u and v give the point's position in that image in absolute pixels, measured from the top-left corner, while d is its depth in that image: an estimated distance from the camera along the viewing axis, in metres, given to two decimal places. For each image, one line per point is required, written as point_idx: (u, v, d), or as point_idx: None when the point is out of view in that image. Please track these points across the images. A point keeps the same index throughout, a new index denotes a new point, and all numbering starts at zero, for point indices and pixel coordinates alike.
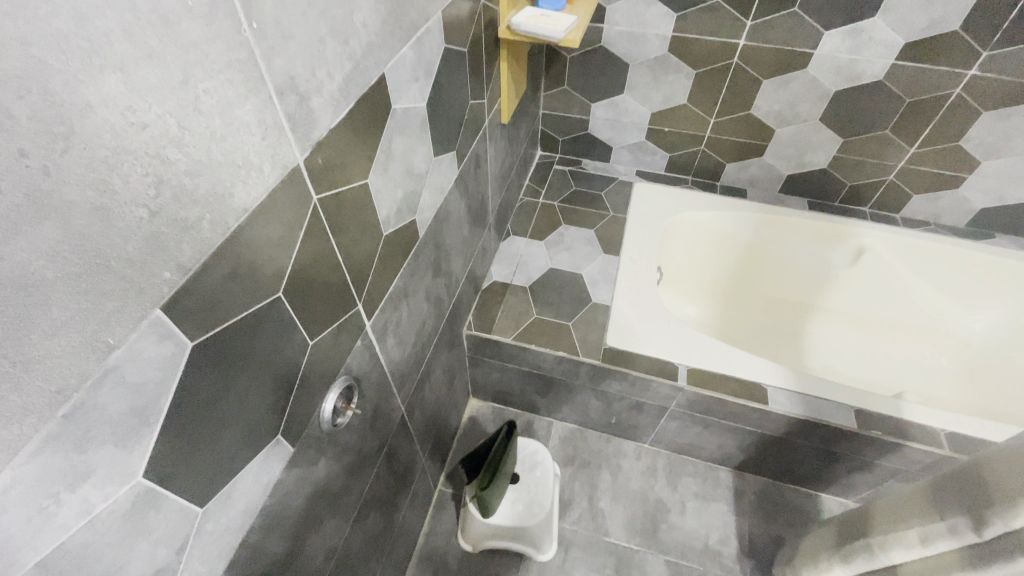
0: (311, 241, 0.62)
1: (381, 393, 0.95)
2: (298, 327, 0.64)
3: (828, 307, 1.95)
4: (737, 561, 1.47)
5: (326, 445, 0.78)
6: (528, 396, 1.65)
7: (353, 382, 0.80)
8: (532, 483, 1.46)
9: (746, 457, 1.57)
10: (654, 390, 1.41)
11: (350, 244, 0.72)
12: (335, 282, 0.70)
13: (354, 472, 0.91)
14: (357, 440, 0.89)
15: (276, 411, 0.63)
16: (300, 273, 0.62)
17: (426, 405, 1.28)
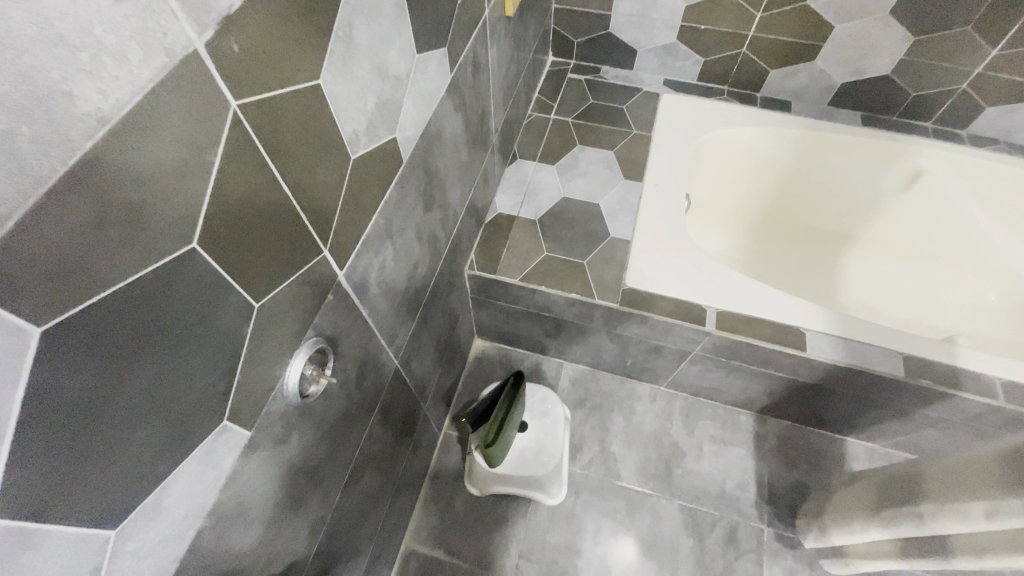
0: (235, 168, 0.45)
1: (366, 349, 0.80)
2: (233, 287, 0.48)
3: (869, 237, 1.75)
4: (755, 507, 1.40)
5: (297, 417, 0.65)
6: (537, 337, 1.52)
7: (324, 343, 0.66)
8: (541, 431, 1.36)
9: (772, 401, 1.45)
10: (677, 335, 1.27)
11: (302, 172, 0.54)
12: (283, 223, 0.53)
13: (340, 439, 0.79)
14: (339, 405, 0.76)
15: (217, 394, 0.49)
16: (224, 215, 0.44)
17: (425, 354, 1.15)
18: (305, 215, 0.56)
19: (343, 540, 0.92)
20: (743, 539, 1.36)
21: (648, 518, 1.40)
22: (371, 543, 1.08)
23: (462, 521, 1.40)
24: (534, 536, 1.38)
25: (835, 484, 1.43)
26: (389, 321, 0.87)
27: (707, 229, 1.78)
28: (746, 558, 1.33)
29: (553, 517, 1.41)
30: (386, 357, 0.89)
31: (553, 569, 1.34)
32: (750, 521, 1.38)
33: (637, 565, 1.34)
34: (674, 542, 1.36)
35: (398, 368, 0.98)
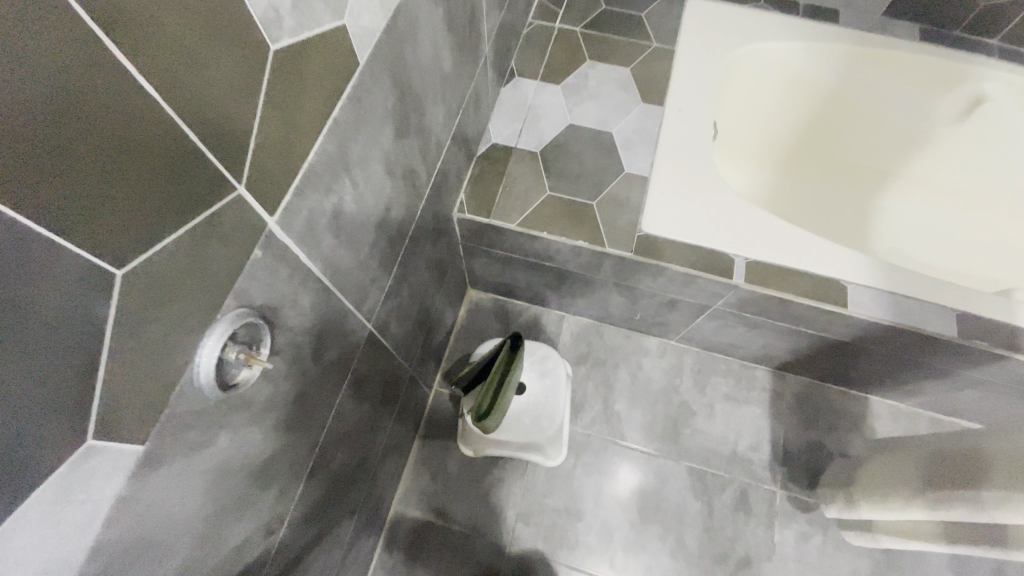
0: (19, 37, 0.25)
1: (322, 315, 0.63)
2: (60, 247, 0.30)
3: (910, 175, 1.55)
4: (768, 469, 1.30)
5: (221, 412, 0.49)
6: (535, 287, 1.35)
7: (254, 316, 0.49)
8: (539, 393, 1.21)
9: (794, 358, 1.31)
10: (698, 287, 1.11)
11: (178, 64, 0.34)
12: (154, 147, 0.34)
13: (295, 424, 0.64)
14: (291, 386, 0.61)
15: (59, 407, 0.33)
16: (10, 126, 0.26)
17: (409, 312, 0.98)
18: (195, 135, 0.37)
19: (313, 528, 0.79)
20: (754, 503, 1.26)
21: (654, 480, 1.30)
22: (351, 520, 0.97)
23: (454, 484, 1.30)
24: (531, 500, 1.29)
25: (855, 445, 1.32)
26: (355, 279, 0.70)
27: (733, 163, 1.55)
28: (757, 522, 1.25)
29: (552, 480, 1.30)
30: (353, 321, 0.73)
31: (551, 533, 1.25)
32: (762, 485, 1.28)
33: (640, 529, 1.25)
34: (681, 505, 1.27)
35: (373, 334, 0.82)
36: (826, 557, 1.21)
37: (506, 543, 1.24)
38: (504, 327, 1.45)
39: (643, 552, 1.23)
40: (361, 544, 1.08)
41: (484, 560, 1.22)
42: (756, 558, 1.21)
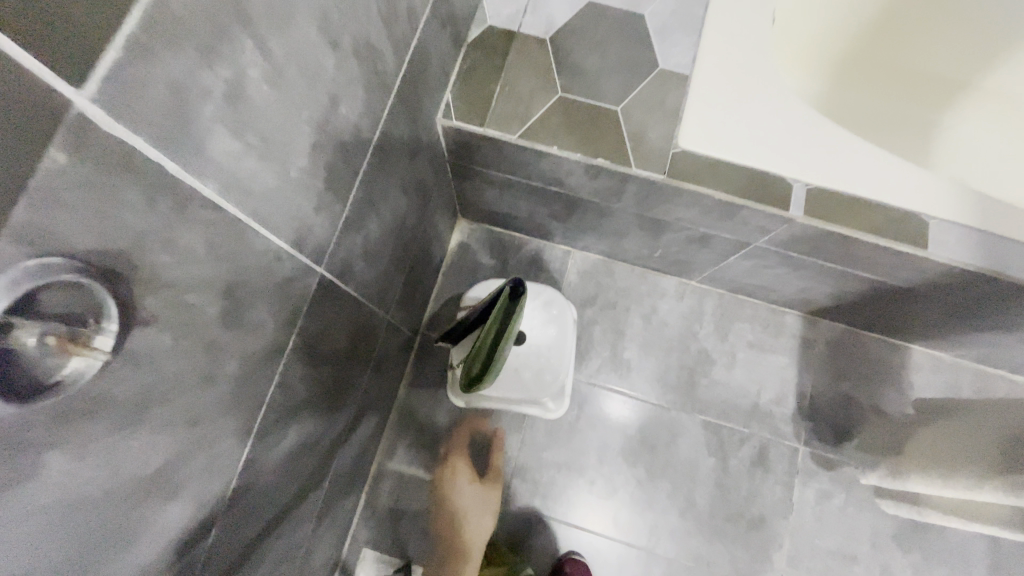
0: None
1: (233, 256, 0.43)
2: None
3: (1005, 93, 1.25)
4: (791, 424, 1.17)
5: (39, 423, 0.30)
6: (537, 217, 1.14)
7: (81, 274, 0.29)
8: (541, 344, 1.02)
9: (835, 304, 1.14)
10: (741, 220, 0.90)
11: None
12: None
13: (211, 409, 0.46)
14: (191, 361, 0.41)
15: None
16: None
17: (384, 248, 0.78)
18: None
19: (264, 517, 0.63)
20: (774, 459, 1.14)
21: (665, 435, 1.16)
22: (321, 491, 0.82)
23: (442, 438, 1.17)
24: (528, 455, 1.16)
25: (890, 399, 1.19)
26: (289, 203, 0.48)
27: (787, 67, 1.21)
28: (775, 480, 1.13)
29: (552, 433, 1.17)
30: (294, 263, 0.52)
31: (550, 489, 1.14)
32: (784, 440, 1.16)
33: (647, 486, 1.13)
34: (693, 462, 1.14)
35: (329, 278, 0.62)
36: (847, 516, 1.11)
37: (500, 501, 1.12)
38: (501, 263, 1.26)
39: (650, 510, 1.11)
40: (337, 508, 0.95)
41: None
42: (771, 517, 1.10)
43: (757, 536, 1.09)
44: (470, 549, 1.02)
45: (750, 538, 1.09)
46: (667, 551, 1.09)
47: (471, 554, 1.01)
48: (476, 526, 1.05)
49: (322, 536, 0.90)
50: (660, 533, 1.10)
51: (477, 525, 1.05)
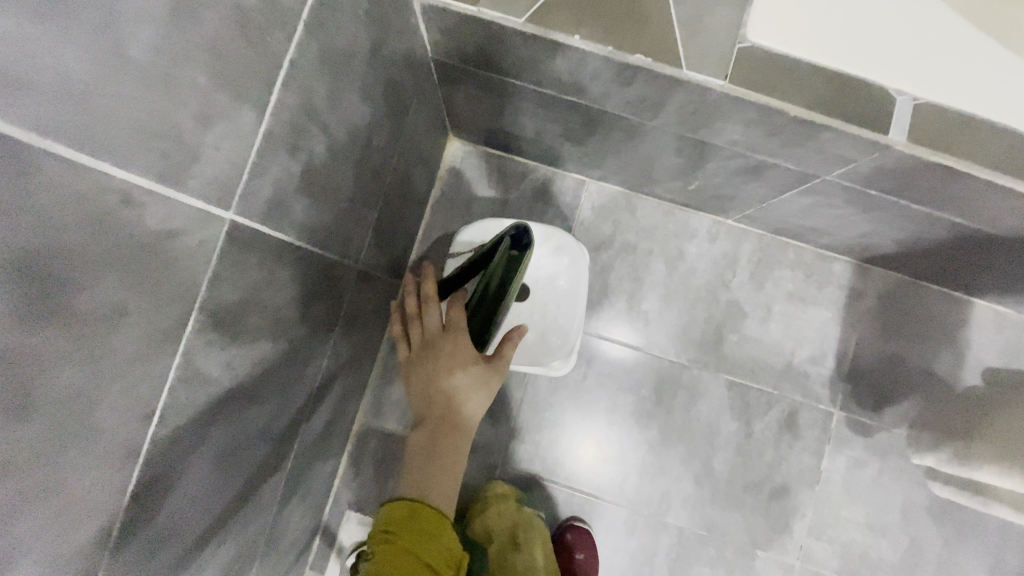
0: None
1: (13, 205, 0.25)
2: None
3: None
4: (828, 386, 1.03)
5: None
6: (546, 137, 0.91)
7: None
8: (549, 302, 0.85)
9: (899, 251, 0.95)
10: (817, 145, 0.69)
11: None
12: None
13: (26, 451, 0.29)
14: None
15: None
16: None
17: (343, 179, 0.58)
18: None
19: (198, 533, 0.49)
20: (805, 425, 1.02)
21: (683, 396, 1.03)
22: (286, 474, 0.69)
23: None
24: (529, 414, 1.03)
25: (941, 361, 1.04)
26: (110, 109, 0.29)
27: None
28: (803, 447, 1.01)
29: (557, 391, 1.03)
30: (166, 211, 0.33)
31: (553, 452, 1.02)
32: (818, 404, 1.02)
33: (661, 452, 1.01)
34: (714, 426, 1.02)
35: (251, 226, 0.43)
36: (879, 487, 1.00)
37: (497, 464, 1.01)
38: (501, 194, 1.05)
39: (662, 477, 1.01)
40: (311, 480, 0.83)
41: (469, 482, 1.00)
42: (795, 486, 1.00)
43: (778, 506, 1.00)
44: (461, 428, 0.68)
45: (770, 507, 1.00)
46: (679, 519, 1.00)
47: (464, 440, 0.68)
48: (471, 399, 0.69)
49: (294, 513, 0.78)
50: (672, 501, 1.00)
51: (473, 397, 0.69)
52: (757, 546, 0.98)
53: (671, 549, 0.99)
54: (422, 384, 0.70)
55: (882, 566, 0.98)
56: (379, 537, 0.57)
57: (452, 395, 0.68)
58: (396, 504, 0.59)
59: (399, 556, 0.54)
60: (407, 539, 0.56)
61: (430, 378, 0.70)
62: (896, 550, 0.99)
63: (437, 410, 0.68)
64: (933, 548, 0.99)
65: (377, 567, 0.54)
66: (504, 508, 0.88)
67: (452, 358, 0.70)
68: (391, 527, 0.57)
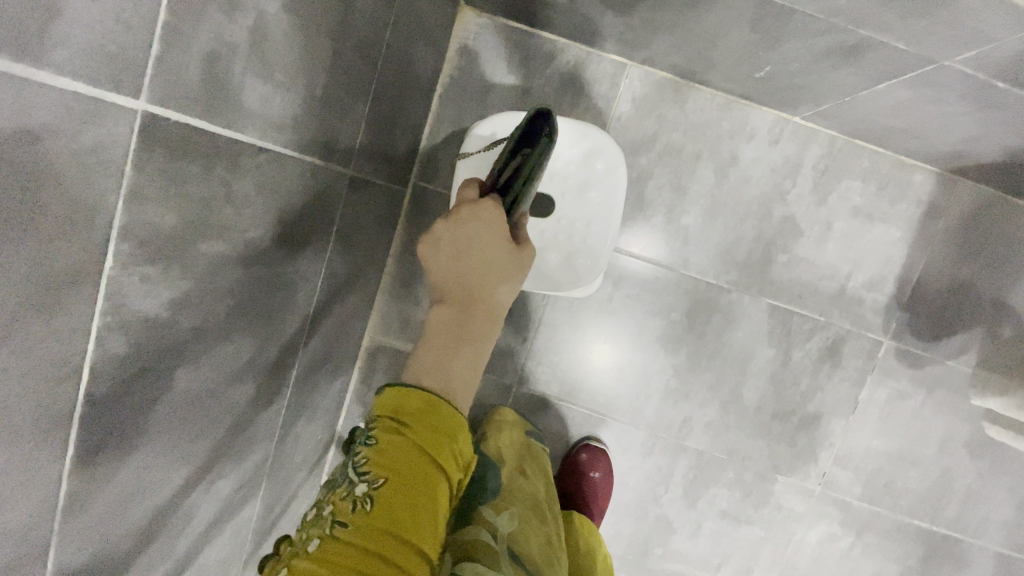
0: None
1: None
2: None
3: None
4: (882, 314, 0.93)
5: None
6: (583, 4, 0.72)
7: None
8: (578, 220, 0.73)
9: (1005, 161, 0.79)
10: (950, 13, 0.51)
11: None
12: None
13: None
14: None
15: None
16: None
17: (317, 56, 0.44)
18: None
19: (184, 477, 0.45)
20: (848, 354, 0.93)
21: (718, 320, 0.94)
22: (287, 400, 0.64)
23: None
24: (549, 335, 0.96)
25: (1018, 289, 0.92)
26: None
27: None
28: (843, 377, 0.94)
29: (579, 312, 0.95)
30: (23, 102, 0.22)
31: (572, 374, 0.97)
32: (867, 332, 0.93)
33: (687, 377, 0.96)
34: (749, 352, 0.94)
35: (180, 120, 0.31)
36: (919, 419, 0.94)
37: (513, 384, 0.97)
38: (524, 81, 0.88)
39: (685, 402, 0.96)
40: (320, 399, 0.79)
41: (483, 400, 0.97)
42: (827, 415, 0.95)
43: (806, 435, 0.95)
44: (491, 310, 0.54)
45: (797, 435, 0.96)
46: (699, 443, 0.97)
47: (492, 327, 0.53)
48: (505, 278, 0.55)
49: (303, 433, 0.76)
50: (693, 425, 0.96)
51: (507, 278, 0.55)
52: (777, 471, 0.96)
53: (688, 470, 0.97)
54: (446, 253, 0.54)
55: (906, 495, 0.96)
56: (386, 422, 0.43)
57: (486, 270, 0.54)
58: (408, 389, 0.45)
59: (407, 452, 0.41)
60: (417, 433, 0.43)
61: (457, 244, 0.54)
62: (924, 480, 0.95)
63: (464, 284, 0.53)
64: (964, 480, 0.95)
65: (378, 458, 0.41)
66: (515, 436, 0.84)
67: (485, 225, 0.55)
68: (400, 416, 0.44)
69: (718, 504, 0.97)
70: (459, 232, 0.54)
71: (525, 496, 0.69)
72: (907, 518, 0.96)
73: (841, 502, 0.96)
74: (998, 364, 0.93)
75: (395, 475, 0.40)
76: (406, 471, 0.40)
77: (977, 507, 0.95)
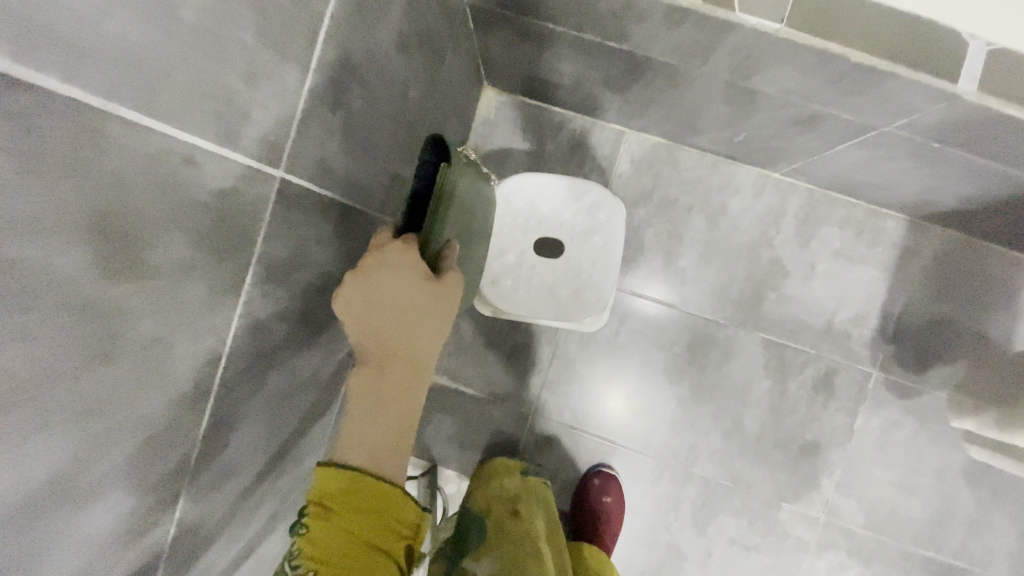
0: None
1: (120, 173, 0.27)
2: None
3: None
4: (869, 347, 1.01)
5: None
6: (587, 86, 0.88)
7: None
8: (584, 260, 0.85)
9: (962, 209, 0.90)
10: (882, 92, 0.64)
11: None
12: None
13: (110, 397, 0.32)
14: (31, 348, 0.26)
15: None
16: None
17: (380, 135, 0.58)
18: None
19: (260, 465, 0.55)
20: (841, 385, 1.01)
21: (717, 353, 1.03)
22: (335, 416, 0.74)
23: (469, 346, 1.06)
24: (562, 367, 1.05)
25: (995, 324, 1.00)
26: (181, 71, 0.30)
27: None
28: (838, 407, 1.01)
29: (589, 346, 1.05)
30: (225, 171, 0.35)
31: (583, 405, 1.05)
32: (857, 365, 1.01)
33: (691, 407, 1.03)
34: (747, 384, 1.02)
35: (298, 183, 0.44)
36: (914, 448, 1.00)
37: (529, 413, 1.06)
38: (537, 146, 1.03)
39: (690, 431, 1.03)
40: None
41: (502, 429, 1.06)
42: (826, 444, 1.01)
43: (807, 463, 1.01)
44: (416, 363, 0.50)
45: (799, 464, 1.01)
46: (706, 471, 1.03)
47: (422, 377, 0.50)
48: (427, 326, 0.50)
49: None
50: (700, 453, 1.03)
51: (432, 326, 0.51)
52: (782, 499, 1.01)
53: (696, 498, 1.03)
54: (360, 309, 0.48)
55: (909, 524, 0.99)
56: (315, 509, 0.43)
57: (406, 325, 0.49)
58: (333, 470, 0.44)
59: (340, 540, 0.42)
60: (348, 519, 0.43)
61: (371, 299, 0.48)
62: (925, 509, 0.99)
63: (382, 342, 0.49)
64: (965, 509, 0.99)
65: (312, 550, 0.41)
66: (508, 480, 0.90)
67: (394, 270, 0.49)
68: (329, 502, 0.44)
69: (726, 531, 1.02)
70: (368, 288, 0.48)
71: (517, 529, 0.76)
72: (913, 547, 0.99)
73: (847, 531, 1.00)
74: (985, 395, 0.99)
75: (326, 564, 0.41)
76: (340, 561, 0.41)
77: (981, 536, 0.98)
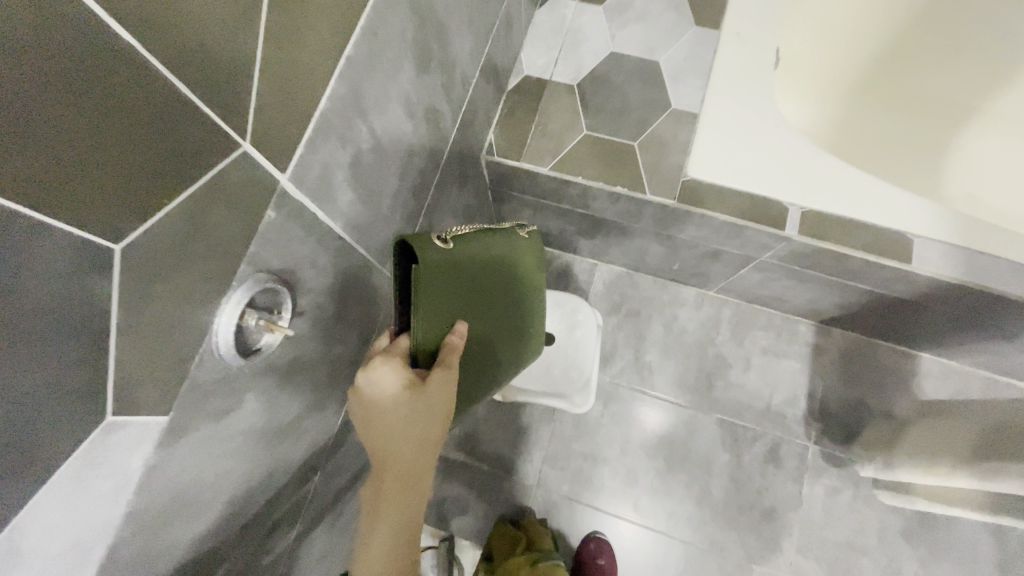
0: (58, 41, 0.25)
1: (351, 273, 0.63)
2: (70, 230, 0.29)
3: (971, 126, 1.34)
4: (803, 424, 1.27)
5: (262, 373, 0.50)
6: (567, 234, 1.30)
7: (277, 281, 0.47)
8: (569, 346, 1.17)
9: (843, 313, 1.24)
10: (747, 237, 1.03)
11: (193, 58, 0.32)
12: (156, 113, 0.31)
13: (319, 384, 0.63)
14: (310, 350, 0.58)
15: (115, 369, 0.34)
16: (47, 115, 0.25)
17: None
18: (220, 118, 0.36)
19: (349, 474, 0.81)
20: (785, 457, 1.24)
21: (682, 430, 1.28)
22: None
23: (483, 428, 1.33)
24: (559, 445, 1.30)
25: (899, 403, 1.27)
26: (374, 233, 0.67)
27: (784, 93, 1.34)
28: (786, 475, 1.23)
29: (580, 427, 1.31)
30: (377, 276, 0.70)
31: (577, 478, 1.27)
32: (795, 439, 1.26)
33: (666, 478, 1.25)
34: (710, 456, 1.26)
35: None
36: (855, 511, 1.20)
37: (533, 485, 1.27)
38: None
39: (668, 499, 1.24)
40: None
41: (510, 500, 1.27)
42: (781, 509, 1.21)
43: (769, 527, 1.20)
44: (406, 477, 0.61)
45: (761, 527, 1.20)
46: (685, 536, 1.21)
47: (413, 490, 0.61)
48: (409, 442, 0.60)
49: None
50: (678, 520, 1.22)
51: (416, 442, 0.60)
52: (752, 561, 1.18)
53: (678, 562, 1.19)
54: (361, 424, 0.61)
55: None
56: None
57: (391, 443, 0.60)
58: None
59: None
60: None
61: (366, 417, 0.61)
62: (876, 568, 1.16)
63: (376, 456, 0.61)
64: (910, 567, 1.15)
65: None
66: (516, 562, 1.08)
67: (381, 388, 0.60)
68: None
69: None
70: (364, 407, 0.61)
71: None
72: None
73: None
74: None
75: None
76: None
77: None
